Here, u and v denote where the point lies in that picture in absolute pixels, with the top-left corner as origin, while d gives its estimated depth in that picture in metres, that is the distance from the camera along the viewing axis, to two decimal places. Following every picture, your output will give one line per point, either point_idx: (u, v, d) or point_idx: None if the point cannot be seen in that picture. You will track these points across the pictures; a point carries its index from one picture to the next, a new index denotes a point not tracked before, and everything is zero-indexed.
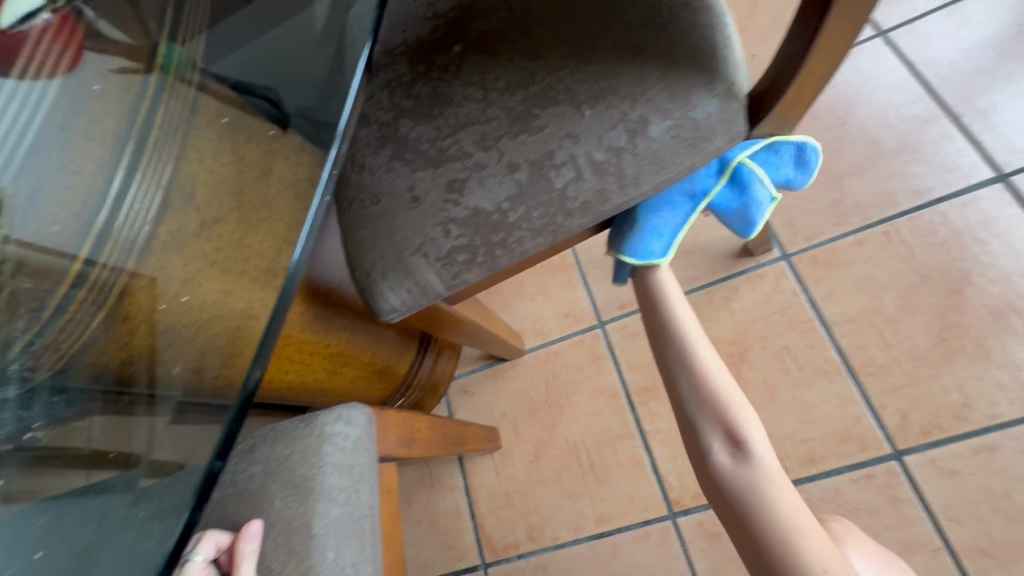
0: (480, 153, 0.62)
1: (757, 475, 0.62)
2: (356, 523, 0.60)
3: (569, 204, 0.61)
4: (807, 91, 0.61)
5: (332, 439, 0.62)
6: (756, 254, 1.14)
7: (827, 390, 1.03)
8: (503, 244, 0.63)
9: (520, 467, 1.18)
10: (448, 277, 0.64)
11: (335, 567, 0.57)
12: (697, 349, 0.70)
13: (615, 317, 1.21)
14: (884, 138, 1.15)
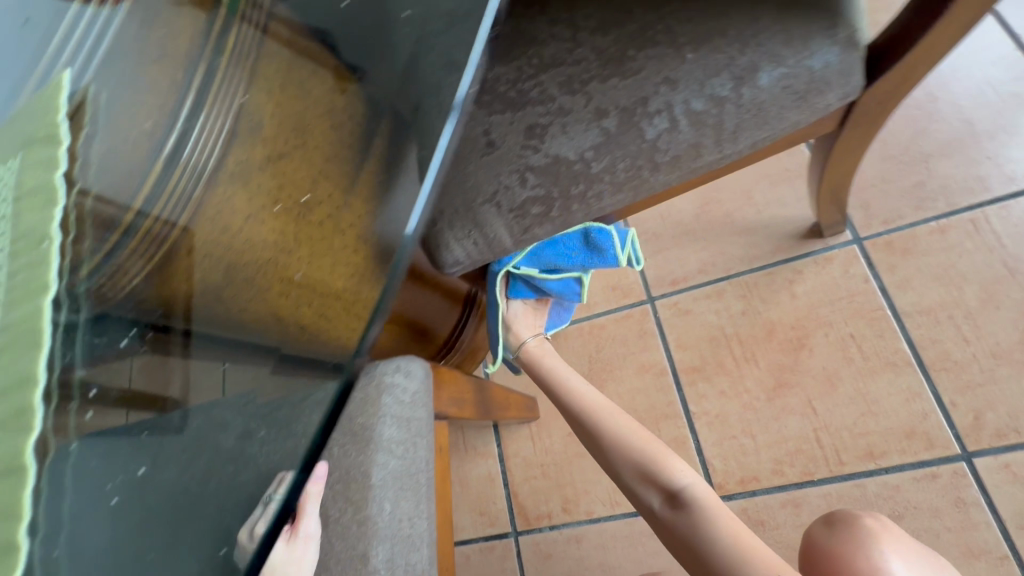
0: (566, 97, 0.57)
1: (695, 511, 0.61)
2: (413, 477, 0.58)
3: (659, 158, 0.56)
4: (939, 46, 0.55)
5: (391, 390, 0.59)
6: (826, 235, 1.07)
7: (892, 383, 0.98)
8: (581, 198, 0.58)
9: (557, 439, 1.16)
10: (517, 230, 0.59)
11: (392, 519, 0.55)
12: (609, 411, 0.76)
13: (666, 293, 1.16)
14: (979, 118, 1.05)
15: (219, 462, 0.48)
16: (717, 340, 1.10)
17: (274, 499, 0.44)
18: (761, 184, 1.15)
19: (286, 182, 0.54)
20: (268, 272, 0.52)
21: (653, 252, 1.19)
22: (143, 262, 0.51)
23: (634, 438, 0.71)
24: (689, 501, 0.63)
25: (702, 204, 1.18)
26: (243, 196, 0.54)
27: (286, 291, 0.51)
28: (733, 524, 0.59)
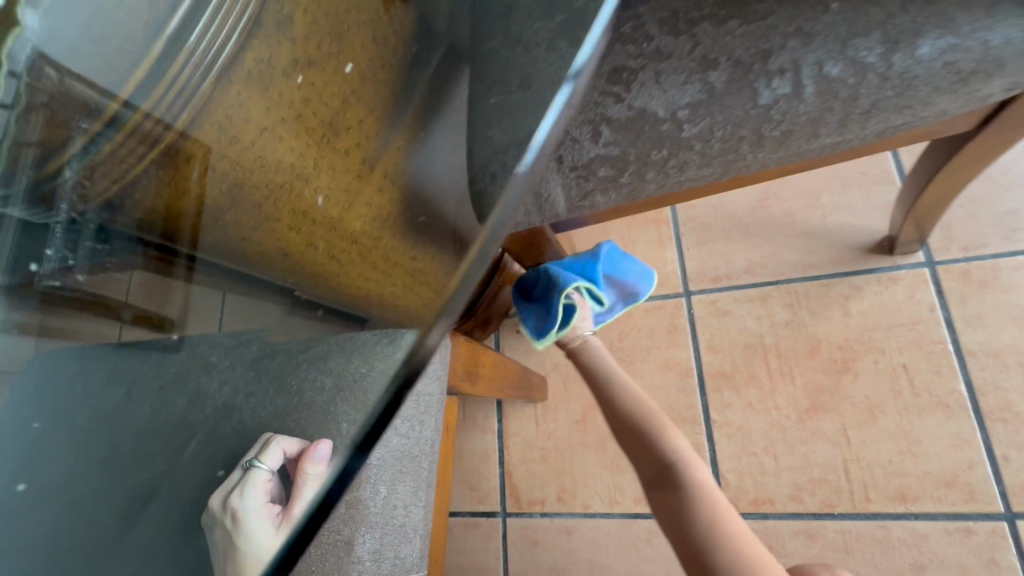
0: (667, 37, 0.42)
1: (695, 492, 0.60)
2: (413, 459, 0.51)
3: (766, 133, 0.47)
4: None
5: None
6: (896, 252, 0.96)
7: (941, 426, 0.89)
8: (660, 166, 0.50)
9: (563, 425, 1.09)
10: (575, 194, 0.52)
11: (385, 504, 0.49)
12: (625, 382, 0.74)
13: (704, 289, 1.06)
14: None
15: (199, 401, 0.45)
16: (752, 348, 1.01)
17: (264, 464, 0.45)
18: (831, 186, 1.04)
19: (313, 101, 0.43)
20: (283, 205, 0.43)
21: (698, 243, 1.09)
22: (136, 162, 0.46)
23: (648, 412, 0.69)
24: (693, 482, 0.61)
25: (760, 199, 1.07)
26: (260, 108, 0.44)
27: (306, 236, 0.41)
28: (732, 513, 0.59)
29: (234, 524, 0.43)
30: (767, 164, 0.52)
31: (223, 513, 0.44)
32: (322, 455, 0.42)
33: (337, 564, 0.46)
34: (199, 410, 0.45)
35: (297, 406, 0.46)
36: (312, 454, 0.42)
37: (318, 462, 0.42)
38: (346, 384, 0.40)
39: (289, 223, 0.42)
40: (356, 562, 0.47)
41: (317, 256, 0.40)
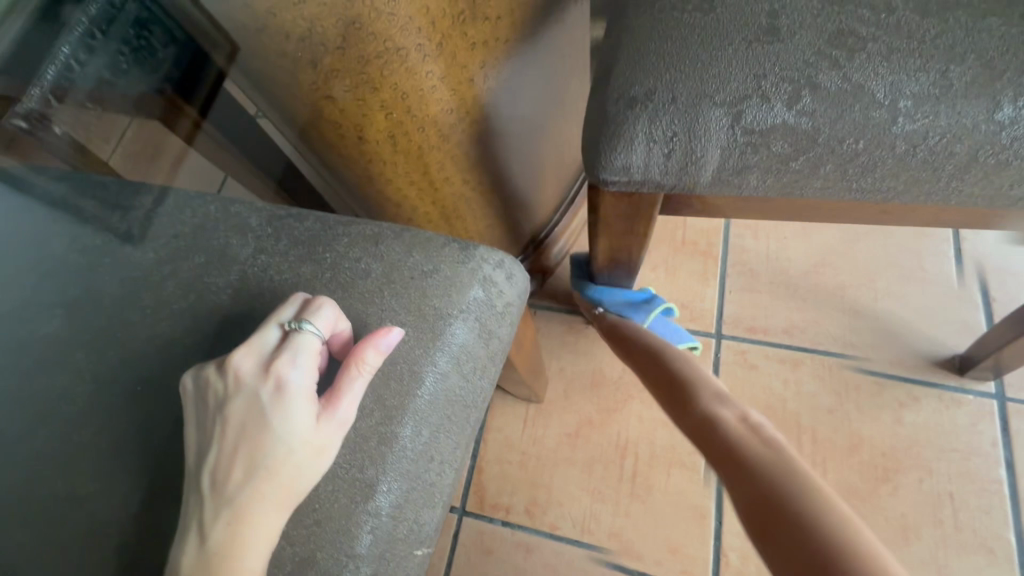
0: (913, 16, 0.42)
1: (781, 456, 0.52)
2: (465, 407, 0.43)
3: (978, 158, 0.42)
4: None
5: (491, 292, 0.44)
6: (966, 373, 0.92)
7: (940, 542, 0.86)
8: (853, 164, 0.44)
9: (553, 434, 1.00)
10: (730, 165, 0.46)
11: (420, 451, 0.40)
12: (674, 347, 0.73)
13: (736, 336, 1.01)
14: None
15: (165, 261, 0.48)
16: (773, 410, 0.96)
17: (313, 328, 0.39)
18: (890, 274, 1.01)
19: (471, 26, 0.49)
20: (373, 84, 0.48)
21: (741, 289, 1.04)
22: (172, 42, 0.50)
23: (702, 381, 0.65)
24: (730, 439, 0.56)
25: (815, 263, 1.04)
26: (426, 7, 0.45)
27: (389, 129, 0.53)
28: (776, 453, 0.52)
29: (275, 400, 0.38)
30: (948, 205, 0.47)
31: (264, 381, 0.38)
32: (388, 344, 0.39)
33: (346, 509, 0.38)
34: (220, 273, 0.45)
35: (330, 281, 0.43)
36: (379, 339, 0.39)
37: (382, 351, 0.39)
38: (402, 281, 0.43)
39: (380, 104, 0.50)
40: (372, 512, 0.38)
41: (386, 150, 0.55)
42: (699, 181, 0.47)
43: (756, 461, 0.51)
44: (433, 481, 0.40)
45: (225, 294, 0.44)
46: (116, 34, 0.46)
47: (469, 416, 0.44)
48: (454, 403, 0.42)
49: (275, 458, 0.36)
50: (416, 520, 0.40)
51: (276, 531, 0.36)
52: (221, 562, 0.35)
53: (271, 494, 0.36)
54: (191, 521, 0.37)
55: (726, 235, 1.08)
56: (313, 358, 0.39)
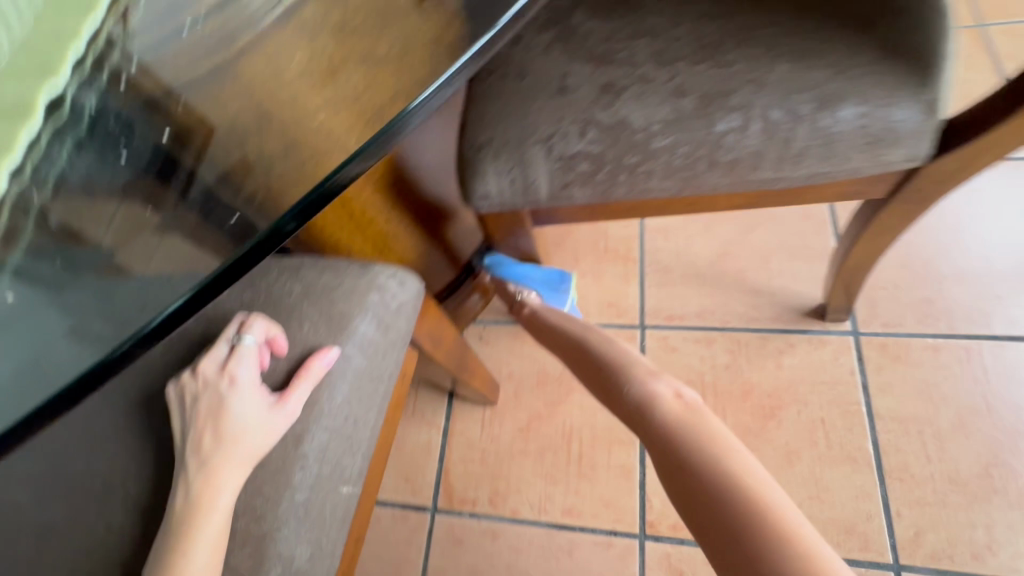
0: (652, 66, 0.58)
1: (702, 424, 0.65)
2: (372, 383, 0.55)
3: (718, 157, 0.57)
4: (993, 148, 0.57)
5: (380, 291, 0.56)
6: (827, 318, 1.08)
7: (847, 477, 0.97)
8: (630, 170, 0.59)
9: (507, 431, 1.13)
10: (557, 182, 0.62)
11: (337, 413, 0.52)
12: (596, 332, 0.87)
13: (658, 325, 1.16)
14: (1000, 259, 1.08)
15: None
16: (693, 383, 1.09)
17: (251, 337, 0.51)
18: (779, 253, 1.17)
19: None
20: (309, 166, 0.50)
21: (657, 283, 1.20)
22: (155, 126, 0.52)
23: (637, 363, 0.77)
24: (660, 412, 0.68)
25: (719, 253, 1.20)
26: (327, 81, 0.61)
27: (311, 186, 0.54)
28: (699, 419, 0.66)
29: (230, 388, 0.49)
30: (717, 189, 0.61)
31: (220, 377, 0.49)
32: (330, 359, 0.52)
33: (282, 456, 0.49)
34: None
35: (261, 301, 0.57)
36: (322, 356, 0.52)
37: (326, 364, 0.52)
38: (318, 294, 0.56)
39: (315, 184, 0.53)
40: (302, 456, 0.49)
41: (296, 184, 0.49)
42: (542, 198, 0.63)
43: (680, 429, 0.64)
44: (350, 434, 0.53)
45: None
46: (100, 133, 0.53)
47: (380, 400, 0.57)
48: (368, 379, 0.55)
49: (235, 428, 0.47)
50: (337, 464, 0.51)
51: (236, 489, 0.46)
52: (198, 503, 0.45)
53: (235, 456, 0.47)
54: (179, 482, 0.47)
55: (642, 239, 1.25)
56: (254, 358, 0.50)
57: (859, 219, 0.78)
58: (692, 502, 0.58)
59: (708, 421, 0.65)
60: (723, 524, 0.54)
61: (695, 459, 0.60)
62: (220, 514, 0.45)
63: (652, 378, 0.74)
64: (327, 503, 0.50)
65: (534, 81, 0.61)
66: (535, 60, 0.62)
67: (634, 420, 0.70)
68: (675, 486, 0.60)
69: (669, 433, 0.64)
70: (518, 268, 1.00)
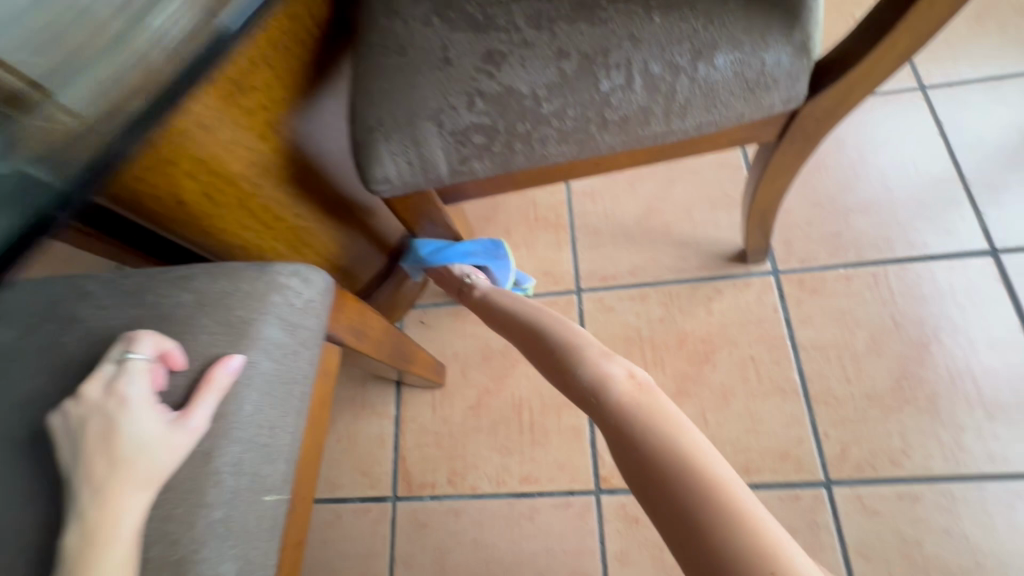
0: (531, 31, 0.58)
1: (653, 404, 0.64)
2: (285, 386, 0.54)
3: (607, 116, 0.57)
4: (862, 83, 0.60)
5: (282, 291, 0.55)
6: (748, 261, 1.13)
7: (778, 408, 1.03)
8: (525, 138, 0.58)
9: (458, 411, 1.13)
10: (455, 158, 0.60)
11: (249, 422, 0.50)
12: (547, 313, 0.84)
13: (593, 287, 1.18)
14: (897, 186, 1.16)
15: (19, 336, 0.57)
16: (632, 340, 1.13)
17: (139, 353, 0.48)
18: (701, 204, 1.21)
19: (251, 89, 0.64)
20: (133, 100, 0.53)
21: (589, 246, 1.22)
22: None
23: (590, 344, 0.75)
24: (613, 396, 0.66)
25: (645, 210, 1.22)
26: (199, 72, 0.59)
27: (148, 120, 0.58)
28: (654, 402, 0.64)
29: (119, 410, 0.46)
30: (614, 149, 0.61)
31: (107, 399, 0.46)
32: (234, 367, 0.50)
33: (193, 475, 0.47)
34: (69, 332, 0.54)
35: (154, 316, 0.53)
36: (224, 364, 0.50)
37: (231, 373, 0.50)
38: (212, 302, 0.53)
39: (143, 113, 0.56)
40: (215, 472, 0.48)
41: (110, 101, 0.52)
42: (443, 176, 0.61)
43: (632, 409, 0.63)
44: (266, 442, 0.51)
45: (76, 344, 0.53)
46: None
47: (300, 403, 0.56)
48: (280, 383, 0.53)
49: (130, 452, 0.45)
50: (256, 474, 0.50)
51: (140, 514, 0.44)
52: (95, 536, 0.43)
53: (133, 480, 0.45)
54: (70, 518, 0.44)
55: (571, 205, 1.26)
56: (145, 375, 0.48)
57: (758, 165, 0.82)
58: (648, 491, 0.56)
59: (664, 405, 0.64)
60: (680, 512, 0.53)
61: (646, 439, 0.59)
62: (121, 543, 0.43)
63: (605, 358, 0.72)
64: (250, 515, 0.49)
65: (417, 55, 0.60)
66: (416, 35, 0.61)
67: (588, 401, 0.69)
68: (633, 475, 0.58)
69: (621, 415, 0.63)
70: (455, 250, 0.95)
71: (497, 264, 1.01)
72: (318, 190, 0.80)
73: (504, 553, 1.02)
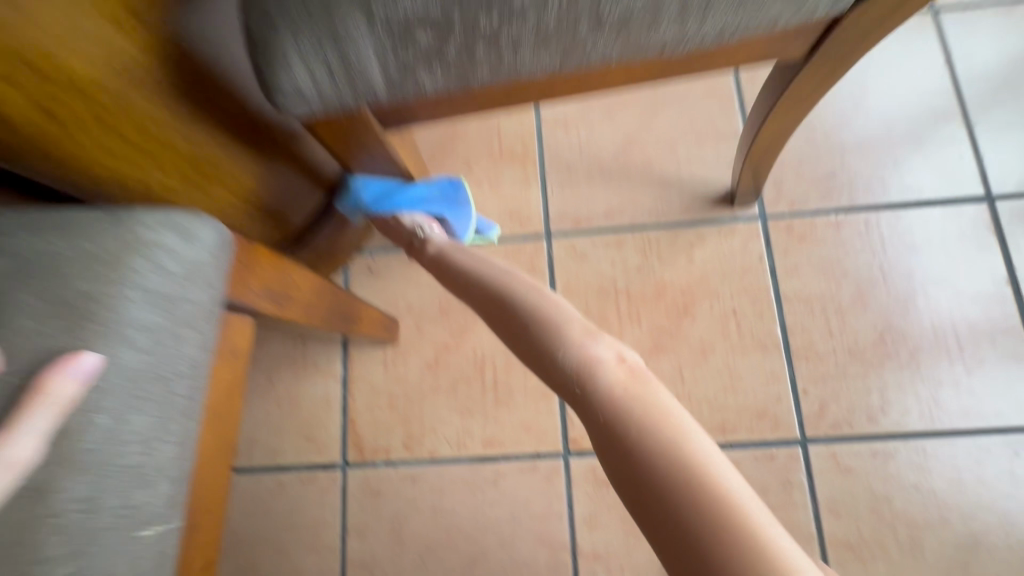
0: None
1: (648, 400, 0.58)
2: (164, 381, 0.39)
3: (603, 12, 0.42)
4: None
5: (151, 253, 0.40)
6: (736, 204, 1.02)
7: (758, 364, 0.97)
8: (489, 42, 0.43)
9: (413, 369, 1.02)
10: (394, 67, 0.45)
11: (109, 436, 0.37)
12: (513, 275, 0.72)
13: (565, 231, 1.05)
14: (897, 122, 1.05)
15: None
16: (606, 291, 1.02)
17: None
18: (686, 137, 1.07)
19: None
20: None
21: (561, 184, 1.07)
22: None
23: (568, 321, 0.65)
24: (605, 392, 0.58)
25: (623, 144, 1.08)
26: None
27: None
28: (649, 399, 0.58)
29: None
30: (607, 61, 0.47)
31: None
32: (83, 369, 0.36)
33: (32, 515, 0.35)
34: None
35: None
36: (67, 368, 0.36)
37: (78, 379, 0.36)
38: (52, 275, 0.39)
39: None
40: (61, 512, 0.35)
41: None
42: (378, 90, 0.46)
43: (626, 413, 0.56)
44: (138, 461, 0.38)
45: None
46: None
47: (192, 402, 0.42)
48: (154, 380, 0.39)
49: None
50: (127, 503, 0.37)
51: None
52: None
53: None
54: None
55: (540, 135, 1.09)
56: None
57: (768, 94, 0.69)
58: (649, 508, 0.51)
59: (659, 400, 0.58)
60: (687, 534, 0.49)
61: (646, 450, 0.53)
62: None
63: (588, 340, 0.63)
64: (118, 560, 0.37)
65: None
66: None
67: (569, 393, 0.61)
68: (629, 485, 0.53)
69: (615, 418, 0.56)
70: (400, 191, 0.81)
71: (455, 212, 0.86)
72: (222, 110, 0.60)
73: (466, 520, 0.95)
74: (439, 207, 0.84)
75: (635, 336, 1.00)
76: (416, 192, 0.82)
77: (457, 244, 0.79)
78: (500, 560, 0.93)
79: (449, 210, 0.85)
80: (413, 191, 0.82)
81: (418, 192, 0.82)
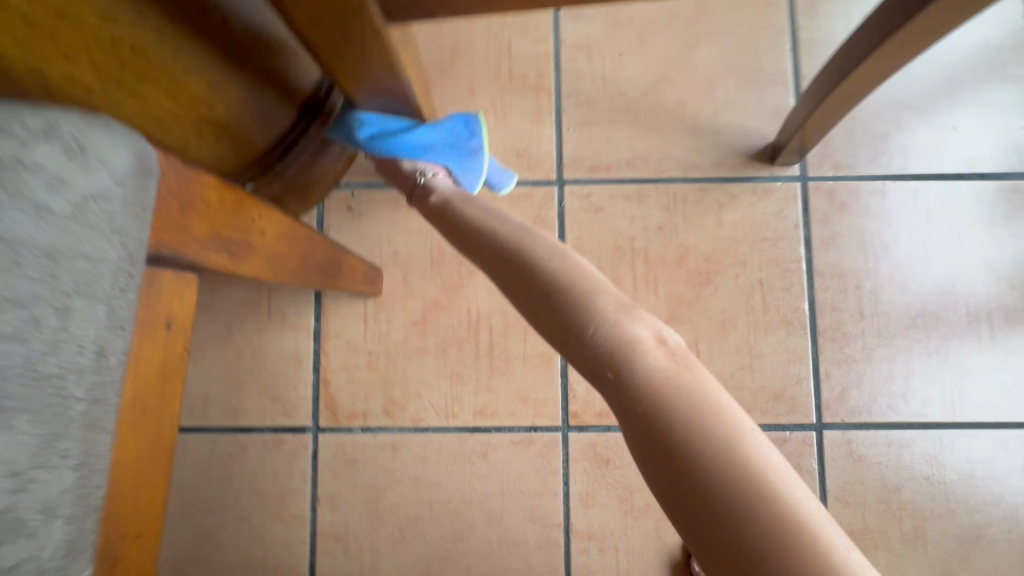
0: None
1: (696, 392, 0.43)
2: (44, 381, 0.25)
3: None
4: None
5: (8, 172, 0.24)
6: (776, 162, 0.90)
7: (781, 342, 0.88)
8: None
9: (398, 327, 0.89)
10: None
11: None
12: (532, 234, 0.59)
13: (579, 179, 0.91)
14: (963, 79, 0.93)
15: None
16: (622, 251, 0.90)
17: None
18: (727, 77, 0.92)
19: None
20: None
21: (579, 122, 0.92)
22: None
23: (599, 289, 0.52)
24: (643, 381, 0.45)
25: (654, 79, 0.92)
26: None
27: None
28: (699, 390, 0.44)
29: None
30: None
31: None
32: None
33: None
34: None
35: None
36: None
37: None
38: None
39: None
40: None
41: None
42: None
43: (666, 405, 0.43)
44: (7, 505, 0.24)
45: None
46: None
47: (100, 405, 0.28)
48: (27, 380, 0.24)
49: None
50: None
51: None
52: None
53: None
54: None
55: (558, 61, 0.92)
56: None
57: None
58: (708, 541, 0.38)
59: (714, 396, 0.44)
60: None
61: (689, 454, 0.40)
62: None
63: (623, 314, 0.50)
64: None
65: None
66: None
67: (597, 380, 0.48)
68: (686, 508, 0.39)
69: (652, 410, 0.43)
70: (403, 131, 0.70)
71: (465, 162, 0.75)
72: None
73: (451, 494, 0.87)
74: (446, 154, 0.73)
75: (650, 304, 0.89)
76: (422, 135, 0.71)
77: (463, 193, 0.69)
78: (487, 537, 0.86)
79: (458, 160, 0.74)
80: (418, 133, 0.70)
81: (423, 134, 0.71)
